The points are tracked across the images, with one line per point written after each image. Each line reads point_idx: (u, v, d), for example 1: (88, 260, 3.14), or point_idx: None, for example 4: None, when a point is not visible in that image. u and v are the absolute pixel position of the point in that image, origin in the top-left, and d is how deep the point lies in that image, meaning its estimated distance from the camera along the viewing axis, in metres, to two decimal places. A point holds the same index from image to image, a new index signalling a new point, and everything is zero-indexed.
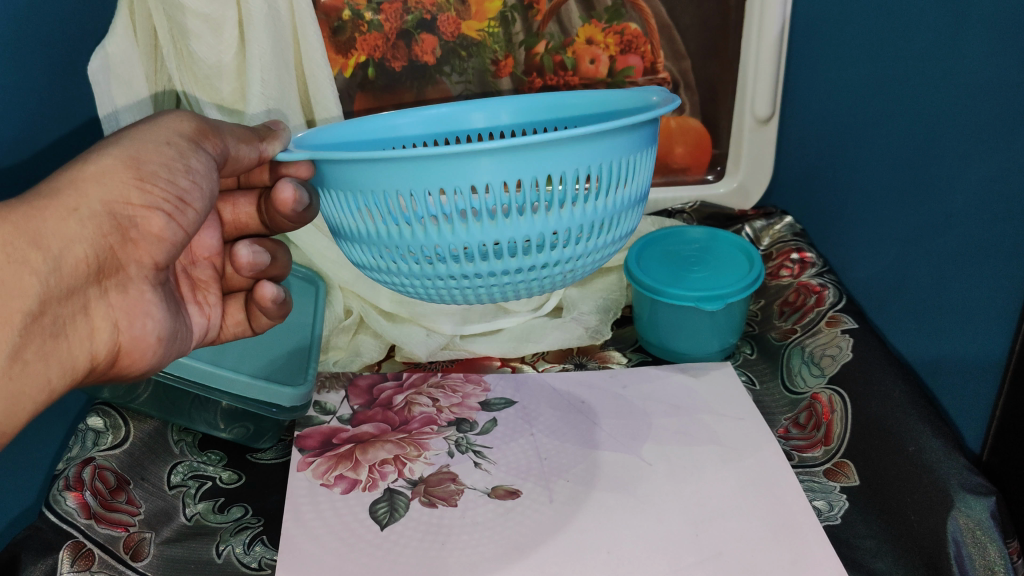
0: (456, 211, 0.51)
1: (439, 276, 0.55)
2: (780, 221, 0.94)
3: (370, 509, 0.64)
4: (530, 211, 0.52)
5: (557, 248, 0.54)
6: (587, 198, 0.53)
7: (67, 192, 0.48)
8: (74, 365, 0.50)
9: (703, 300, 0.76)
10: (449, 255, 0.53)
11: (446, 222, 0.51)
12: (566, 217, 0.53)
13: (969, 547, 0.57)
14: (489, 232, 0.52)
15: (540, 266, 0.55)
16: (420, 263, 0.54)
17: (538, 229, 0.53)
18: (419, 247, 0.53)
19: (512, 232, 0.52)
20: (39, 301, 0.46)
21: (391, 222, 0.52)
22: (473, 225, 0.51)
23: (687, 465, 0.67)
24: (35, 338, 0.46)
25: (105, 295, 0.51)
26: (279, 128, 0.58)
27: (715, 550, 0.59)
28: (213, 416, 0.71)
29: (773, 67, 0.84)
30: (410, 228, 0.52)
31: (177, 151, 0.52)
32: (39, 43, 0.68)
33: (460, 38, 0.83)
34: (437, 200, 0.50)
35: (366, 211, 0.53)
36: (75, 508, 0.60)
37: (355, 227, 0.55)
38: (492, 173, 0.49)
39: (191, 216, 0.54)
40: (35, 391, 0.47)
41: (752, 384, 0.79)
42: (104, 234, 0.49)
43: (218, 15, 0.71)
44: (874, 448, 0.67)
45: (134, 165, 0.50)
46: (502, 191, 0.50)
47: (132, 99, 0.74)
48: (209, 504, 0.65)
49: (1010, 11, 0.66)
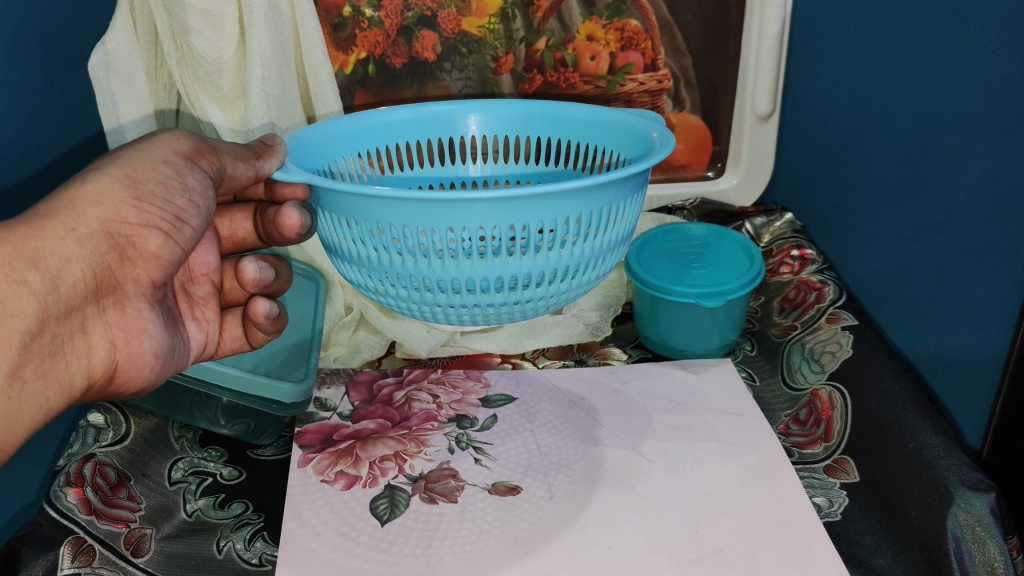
0: (446, 248, 0.52)
1: (424, 302, 0.56)
2: (780, 218, 0.94)
3: (371, 504, 0.64)
4: (519, 253, 0.52)
5: (544, 285, 0.55)
6: (579, 242, 0.53)
7: (65, 213, 0.48)
8: (70, 383, 0.50)
9: (703, 297, 0.76)
10: (435, 286, 0.54)
11: (436, 256, 0.52)
12: (554, 258, 0.54)
13: (968, 543, 0.57)
14: (476, 270, 0.53)
15: (525, 300, 0.56)
16: (407, 289, 0.55)
17: (527, 269, 0.53)
18: (408, 276, 0.54)
19: (500, 271, 0.53)
20: (37, 321, 0.46)
21: (381, 250, 0.53)
22: (462, 262, 0.52)
23: (686, 461, 0.68)
24: (33, 358, 0.46)
25: (103, 313, 0.51)
26: (274, 142, 0.57)
27: (715, 546, 0.59)
28: (213, 412, 0.72)
29: (773, 65, 0.84)
30: (402, 259, 0.53)
31: (173, 170, 0.52)
32: (38, 39, 0.68)
33: (460, 34, 0.83)
34: (428, 237, 0.51)
35: (359, 236, 0.53)
36: (75, 504, 0.60)
37: (347, 248, 0.55)
38: (487, 216, 0.50)
39: (189, 233, 0.54)
40: (31, 409, 0.47)
41: (752, 381, 0.79)
42: (101, 252, 0.49)
43: (218, 11, 0.70)
44: (874, 445, 0.66)
45: (131, 184, 0.50)
46: (494, 233, 0.51)
47: (131, 96, 0.74)
48: (209, 500, 0.65)
49: (1011, 8, 0.66)
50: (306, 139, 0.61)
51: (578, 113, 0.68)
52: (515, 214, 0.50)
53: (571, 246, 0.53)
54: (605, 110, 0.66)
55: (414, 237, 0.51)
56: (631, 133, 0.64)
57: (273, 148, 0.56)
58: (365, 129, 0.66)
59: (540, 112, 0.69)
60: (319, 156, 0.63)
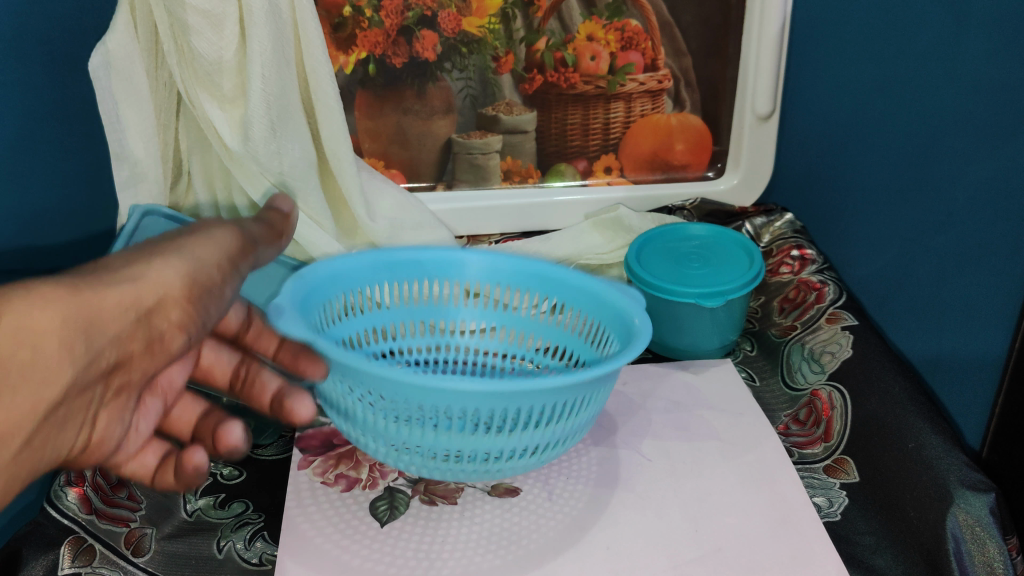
0: (456, 426, 0.55)
1: (430, 467, 0.59)
2: (780, 219, 0.93)
3: (370, 505, 0.64)
4: (525, 427, 0.56)
5: (521, 458, 0.59)
6: (555, 424, 0.57)
7: (127, 287, 0.47)
8: (59, 454, 0.47)
9: (704, 297, 0.75)
10: (442, 454, 0.58)
11: (446, 433, 0.56)
12: (531, 438, 0.57)
13: (968, 543, 0.58)
14: (483, 443, 0.57)
15: (503, 469, 0.59)
16: (414, 458, 0.59)
17: (530, 439, 0.57)
18: (393, 438, 0.58)
19: (479, 446, 0.57)
20: (64, 392, 0.44)
21: (369, 414, 0.57)
22: (444, 434, 0.56)
23: (687, 461, 0.68)
24: (44, 431, 0.44)
25: (105, 395, 0.49)
26: (287, 207, 0.68)
27: (715, 545, 0.60)
28: None
29: (773, 67, 0.83)
30: (387, 425, 0.57)
31: (198, 293, 0.53)
32: (38, 38, 0.69)
33: (460, 34, 0.83)
34: (439, 415, 0.55)
35: (350, 397, 0.57)
36: (75, 502, 0.61)
37: (337, 397, 0.59)
38: (467, 404, 0.54)
39: (177, 343, 0.53)
40: (15, 480, 0.44)
41: (753, 381, 0.79)
42: (135, 341, 0.48)
43: (219, 12, 0.70)
44: (874, 445, 0.66)
45: (189, 287, 0.52)
46: (501, 417, 0.55)
47: (132, 96, 0.73)
48: (210, 500, 0.65)
49: (1010, 8, 0.66)
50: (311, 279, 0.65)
51: (573, 277, 0.72)
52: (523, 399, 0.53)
53: (547, 428, 0.57)
54: (595, 279, 0.70)
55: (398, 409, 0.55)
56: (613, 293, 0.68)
57: (286, 218, 0.67)
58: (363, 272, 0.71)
59: (531, 267, 0.73)
60: (323, 293, 0.67)
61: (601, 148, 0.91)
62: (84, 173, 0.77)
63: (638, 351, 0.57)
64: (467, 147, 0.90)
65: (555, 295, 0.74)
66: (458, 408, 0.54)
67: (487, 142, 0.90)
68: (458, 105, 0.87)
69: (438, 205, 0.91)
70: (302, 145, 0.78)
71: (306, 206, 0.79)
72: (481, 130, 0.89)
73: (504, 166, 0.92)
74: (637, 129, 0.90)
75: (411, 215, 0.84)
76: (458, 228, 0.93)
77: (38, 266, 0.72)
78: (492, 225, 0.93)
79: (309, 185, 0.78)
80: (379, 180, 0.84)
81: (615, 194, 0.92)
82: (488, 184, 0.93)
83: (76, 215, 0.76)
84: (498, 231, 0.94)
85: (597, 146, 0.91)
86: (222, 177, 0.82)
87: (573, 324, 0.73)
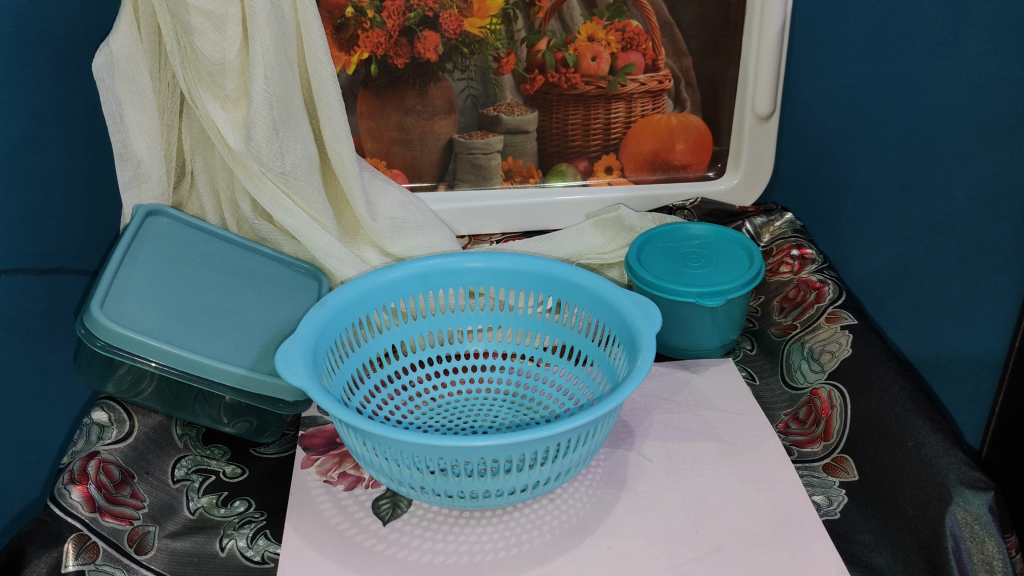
0: (472, 469, 0.57)
1: (450, 505, 0.61)
2: (780, 218, 0.92)
3: (373, 502, 0.65)
4: (539, 465, 0.58)
5: (536, 486, 0.60)
6: (569, 453, 0.58)
7: None
8: None
9: (704, 296, 0.75)
10: (462, 494, 0.59)
11: (463, 476, 0.57)
12: (545, 470, 0.58)
13: (967, 541, 0.58)
14: (499, 482, 0.58)
15: (521, 498, 0.61)
16: (434, 500, 0.60)
17: (545, 473, 0.59)
18: (410, 482, 0.59)
19: (495, 484, 0.58)
20: None
21: (385, 461, 0.58)
22: (461, 477, 0.57)
23: (687, 460, 0.68)
24: None
25: None
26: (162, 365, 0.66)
27: (714, 545, 0.60)
28: (216, 410, 0.70)
29: (773, 68, 0.84)
30: (402, 471, 0.58)
31: None
32: (40, 37, 0.69)
33: (461, 35, 0.83)
34: (457, 462, 0.56)
35: (364, 445, 0.58)
36: (80, 501, 0.60)
37: (352, 445, 0.60)
38: (481, 453, 0.54)
39: None
40: None
41: (752, 379, 0.79)
42: None
43: (221, 13, 0.70)
44: (873, 443, 0.66)
45: None
46: (517, 459, 0.56)
47: (135, 95, 0.74)
48: (213, 498, 0.66)
49: None
50: (331, 306, 0.68)
51: (580, 278, 0.72)
52: (538, 445, 0.55)
53: (561, 458, 0.58)
54: (602, 283, 0.70)
55: (413, 459, 0.56)
56: (619, 308, 0.67)
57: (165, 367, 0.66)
58: (376, 290, 0.72)
59: (540, 269, 0.73)
60: (345, 317, 0.70)
61: (601, 148, 0.92)
62: (86, 172, 0.78)
63: (644, 370, 0.58)
64: (468, 147, 0.90)
65: (565, 299, 0.74)
66: (476, 458, 0.55)
67: (488, 142, 0.90)
68: (459, 106, 0.87)
69: (439, 205, 0.91)
70: (306, 146, 0.78)
71: (307, 206, 0.80)
72: (482, 130, 0.89)
73: (504, 166, 0.92)
74: (636, 130, 0.91)
75: (412, 216, 0.84)
76: (458, 228, 0.94)
77: (39, 267, 0.71)
78: (491, 225, 0.94)
79: (311, 185, 0.79)
80: (381, 179, 0.85)
81: (615, 194, 0.93)
82: (488, 184, 0.93)
83: (79, 216, 0.77)
84: (498, 229, 0.95)
85: (597, 146, 0.91)
86: (225, 177, 0.82)
87: (582, 326, 0.73)
